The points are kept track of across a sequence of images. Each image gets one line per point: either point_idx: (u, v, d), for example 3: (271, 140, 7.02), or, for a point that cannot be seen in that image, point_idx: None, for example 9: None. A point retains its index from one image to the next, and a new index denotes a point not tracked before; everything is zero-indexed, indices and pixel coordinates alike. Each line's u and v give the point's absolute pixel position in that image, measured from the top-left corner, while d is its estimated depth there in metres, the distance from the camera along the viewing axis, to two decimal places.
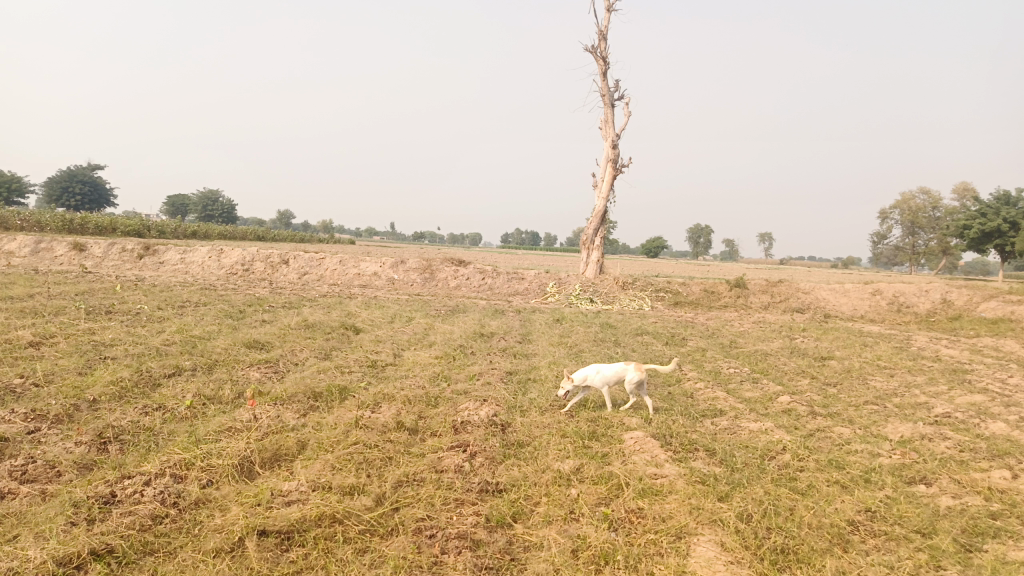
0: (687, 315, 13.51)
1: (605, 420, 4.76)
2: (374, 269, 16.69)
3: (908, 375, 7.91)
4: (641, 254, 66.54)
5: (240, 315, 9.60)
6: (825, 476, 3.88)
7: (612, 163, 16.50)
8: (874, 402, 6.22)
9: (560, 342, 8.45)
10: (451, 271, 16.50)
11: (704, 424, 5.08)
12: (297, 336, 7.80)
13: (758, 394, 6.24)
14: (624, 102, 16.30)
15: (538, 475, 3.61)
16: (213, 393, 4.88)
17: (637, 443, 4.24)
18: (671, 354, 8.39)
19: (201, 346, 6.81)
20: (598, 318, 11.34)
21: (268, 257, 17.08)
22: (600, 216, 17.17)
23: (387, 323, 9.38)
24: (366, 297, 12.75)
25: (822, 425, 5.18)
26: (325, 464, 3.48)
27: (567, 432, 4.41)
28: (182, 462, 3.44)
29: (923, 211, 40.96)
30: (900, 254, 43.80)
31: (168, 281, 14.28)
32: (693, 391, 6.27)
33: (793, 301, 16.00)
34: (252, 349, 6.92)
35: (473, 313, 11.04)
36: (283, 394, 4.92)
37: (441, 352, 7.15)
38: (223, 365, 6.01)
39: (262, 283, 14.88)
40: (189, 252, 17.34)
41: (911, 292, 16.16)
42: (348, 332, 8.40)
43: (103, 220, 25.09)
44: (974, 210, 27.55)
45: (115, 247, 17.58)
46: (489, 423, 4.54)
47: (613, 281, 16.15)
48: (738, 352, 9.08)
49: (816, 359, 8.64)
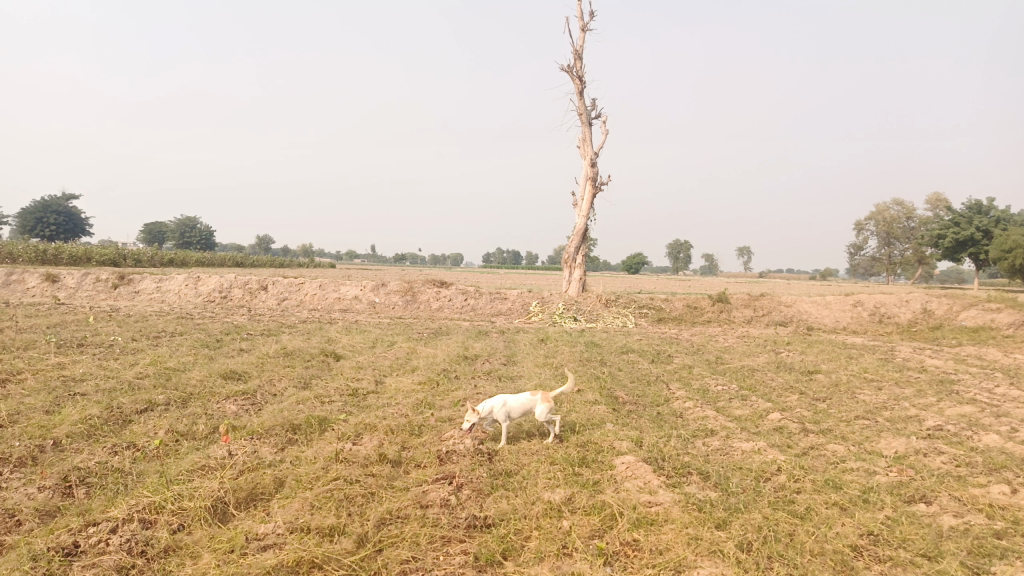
0: (672, 331, 13.44)
1: (594, 444, 4.63)
2: (355, 293, 16.48)
3: (896, 387, 7.86)
4: (622, 270, 66.73)
5: (217, 344, 9.37)
6: (823, 498, 3.77)
7: (591, 181, 16.49)
8: (864, 416, 6.14)
9: (545, 363, 8.31)
10: (432, 293, 16.34)
11: (695, 445, 4.96)
12: (276, 364, 7.60)
13: (748, 412, 6.13)
14: (602, 120, 16.36)
15: (528, 507, 3.46)
16: (186, 428, 4.68)
17: (629, 469, 4.11)
18: (657, 373, 8.29)
19: (176, 379, 6.60)
20: (583, 337, 11.23)
21: (246, 283, 16.83)
22: (580, 234, 17.13)
23: (369, 348, 9.19)
24: (347, 322, 12.55)
25: (815, 443, 5.08)
26: (303, 503, 3.30)
27: (556, 459, 4.27)
28: (152, 506, 3.26)
29: (898, 222, 41.50)
30: (877, 264, 44.27)
31: (144, 311, 13.98)
32: (682, 410, 6.15)
33: (776, 314, 16.01)
34: (229, 380, 6.72)
35: (456, 335, 10.88)
36: (260, 428, 4.73)
37: (425, 378, 6.99)
38: (198, 398, 5.81)
39: (241, 310, 14.61)
40: (165, 281, 17.04)
41: (892, 303, 16.23)
42: (328, 359, 8.21)
43: (77, 250, 24.67)
44: (948, 219, 27.91)
45: (89, 277, 17.23)
46: (474, 452, 4.38)
47: (596, 299, 16.08)
48: (724, 368, 8.99)
49: (803, 373, 8.58)
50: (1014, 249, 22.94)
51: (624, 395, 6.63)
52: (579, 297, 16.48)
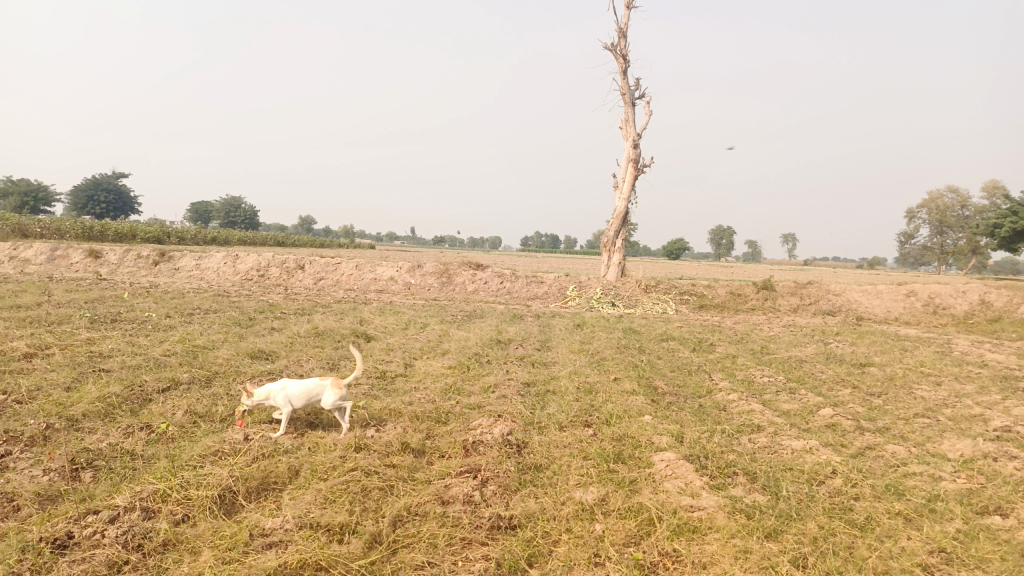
0: (713, 319, 12.99)
1: (632, 439, 4.32)
2: (391, 274, 16.35)
3: (956, 383, 7.36)
4: (661, 255, 65.82)
5: (249, 323, 9.27)
6: (885, 506, 3.42)
7: (633, 163, 16.01)
8: (924, 414, 5.70)
9: (581, 350, 7.99)
10: (469, 275, 16.11)
11: (740, 441, 4.62)
12: (305, 345, 7.43)
13: (797, 407, 5.74)
14: (645, 100, 15.85)
15: (557, 507, 3.18)
16: (204, 410, 4.51)
17: (670, 467, 3.80)
18: (699, 362, 7.91)
19: (203, 357, 6.47)
20: (621, 323, 10.88)
21: (284, 262, 16.82)
22: (621, 217, 16.69)
23: (400, 330, 9.00)
24: (381, 303, 12.40)
25: (872, 443, 4.69)
26: (315, 496, 3.08)
27: (590, 454, 3.98)
28: (157, 493, 3.06)
29: (951, 210, 39.96)
30: (929, 253, 42.74)
31: (182, 288, 14.06)
32: (726, 403, 5.80)
33: (823, 303, 15.40)
34: (257, 359, 6.56)
35: (490, 319, 10.64)
36: (280, 411, 4.53)
37: (455, 362, 6.74)
38: (223, 378, 5.65)
39: (277, 289, 14.57)
40: (204, 258, 17.11)
41: (947, 293, 15.48)
42: (358, 340, 8.03)
43: (123, 228, 25.07)
44: (1005, 208, 26.64)
45: (131, 254, 17.40)
46: (502, 443, 4.11)
47: (635, 284, 15.68)
48: (770, 358, 8.56)
49: (855, 366, 8.12)
50: None
51: (664, 384, 6.28)
52: (618, 282, 16.09)
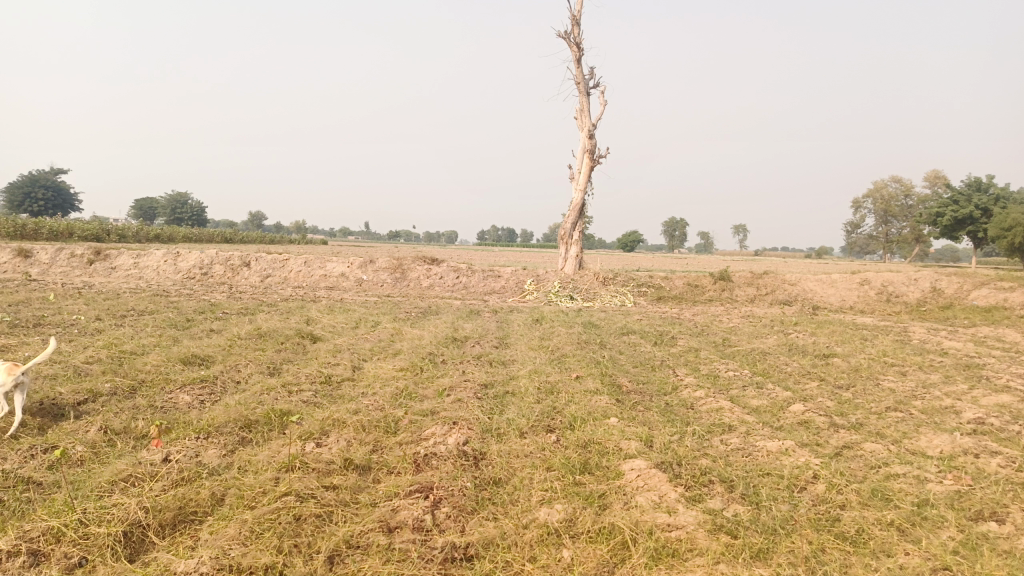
0: (672, 311, 12.80)
1: (598, 446, 3.98)
2: (342, 270, 15.78)
3: (921, 373, 7.22)
4: (616, 248, 66.08)
5: (186, 325, 8.68)
6: (874, 515, 3.14)
7: (589, 154, 15.73)
8: (895, 408, 5.50)
9: (540, 347, 7.63)
10: (423, 270, 15.66)
11: (711, 443, 4.33)
12: (245, 347, 6.92)
13: (767, 403, 5.49)
14: (599, 90, 15.59)
15: (519, 531, 2.82)
16: (121, 426, 4.01)
17: (642, 477, 3.47)
18: (661, 356, 7.63)
19: (129, 365, 5.91)
20: (580, 317, 10.59)
21: (228, 259, 16.09)
22: (577, 209, 16.41)
23: (350, 329, 8.53)
24: (331, 301, 11.87)
25: (849, 442, 4.44)
26: (238, 528, 2.66)
27: (554, 465, 3.63)
28: (48, 531, 2.61)
29: (896, 200, 40.88)
30: (874, 242, 43.68)
31: (118, 287, 13.30)
32: (693, 401, 5.51)
33: (779, 293, 15.38)
34: (190, 365, 6.04)
35: (446, 315, 10.24)
36: (208, 425, 4.06)
37: (407, 363, 6.32)
38: (149, 388, 5.15)
39: (222, 287, 13.91)
40: (142, 256, 16.27)
41: (899, 281, 15.61)
42: (304, 341, 7.53)
43: (58, 225, 23.86)
44: (946, 197, 27.22)
45: (63, 253, 16.44)
46: (457, 455, 3.74)
47: (593, 277, 15.45)
48: (733, 351, 8.34)
49: (819, 358, 7.95)
50: (1013, 227, 22.40)
51: (628, 382, 5.98)
52: (575, 274, 15.82)
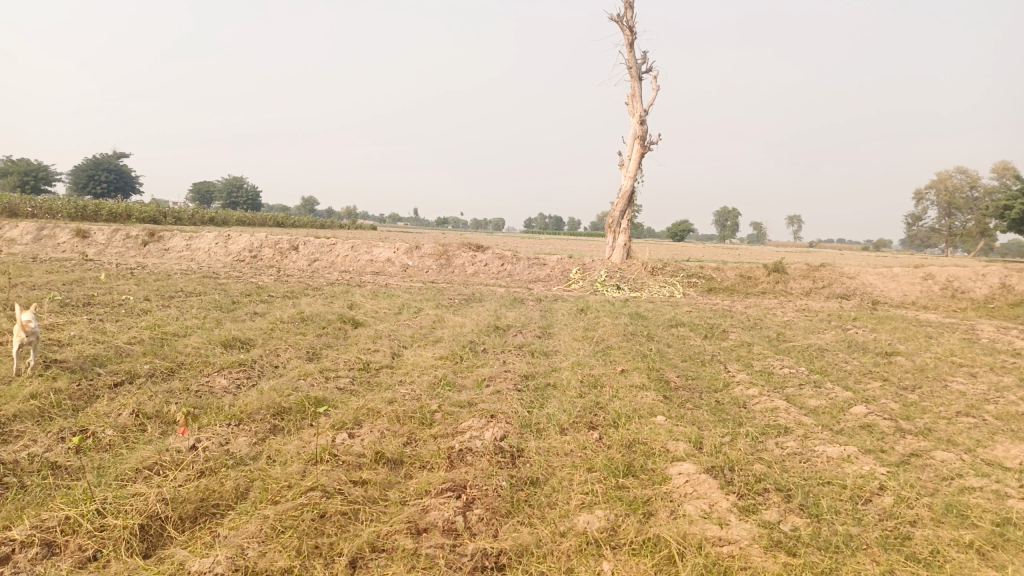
0: (723, 303, 12.39)
1: (643, 446, 3.75)
2: (387, 256, 15.76)
3: (993, 375, 6.75)
4: (665, 237, 65.07)
5: (231, 307, 8.70)
6: (949, 534, 2.84)
7: (639, 140, 15.34)
8: (967, 413, 5.09)
9: (585, 338, 7.39)
10: (468, 256, 15.53)
11: (766, 446, 4.05)
12: (286, 331, 6.87)
13: (825, 404, 5.15)
14: (651, 74, 15.17)
15: (556, 539, 2.62)
16: (154, 410, 3.94)
17: (691, 482, 3.24)
18: (711, 351, 7.31)
19: (170, 346, 5.89)
20: (627, 307, 10.30)
21: (277, 242, 16.23)
22: (626, 196, 16.04)
23: (392, 315, 8.42)
24: (376, 286, 11.82)
25: (917, 450, 4.10)
26: (259, 525, 2.53)
27: (596, 466, 3.42)
28: (64, 521, 2.52)
29: (960, 191, 39.14)
30: (937, 235, 41.93)
31: (169, 269, 13.49)
32: (746, 399, 5.21)
33: (836, 287, 14.78)
34: (230, 348, 5.99)
35: (489, 303, 10.09)
36: (240, 412, 3.97)
37: (447, 351, 6.16)
38: (187, 370, 5.11)
39: (270, 270, 14.02)
40: (194, 239, 16.53)
41: (965, 276, 14.83)
42: (345, 326, 7.45)
43: (117, 207, 24.49)
44: (1015, 189, 25.86)
45: (119, 234, 16.81)
46: (493, 452, 3.56)
47: (641, 267, 15.10)
48: (788, 346, 7.96)
49: (880, 356, 7.52)
50: None
51: (676, 377, 5.71)
52: (623, 264, 15.49)
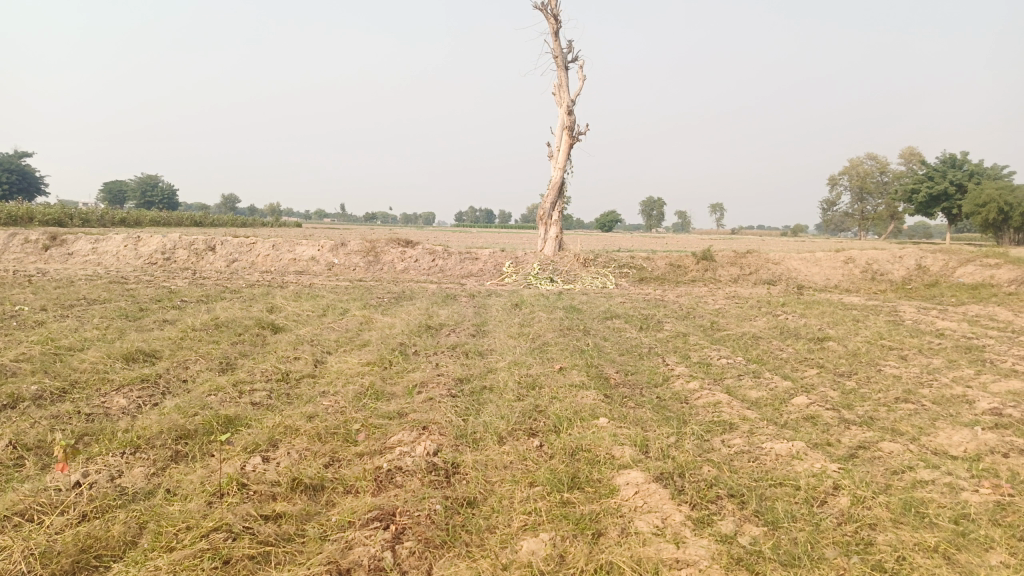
0: (655, 292, 12.36)
1: (587, 454, 3.49)
2: (312, 254, 15.14)
3: (922, 357, 6.83)
4: (594, 228, 65.68)
5: (138, 314, 8.05)
6: (912, 537, 2.69)
7: (568, 130, 15.17)
8: (906, 399, 5.06)
9: (520, 334, 7.13)
10: (397, 253, 15.07)
11: (713, 446, 3.87)
12: (198, 340, 6.34)
13: (767, 396, 5.04)
14: (578, 64, 15.01)
15: (497, 574, 2.33)
16: (35, 440, 3.46)
17: (642, 494, 3.00)
18: (649, 343, 7.16)
19: (64, 363, 5.31)
20: (562, 301, 10.09)
21: (192, 243, 15.37)
22: (556, 187, 15.88)
23: (316, 318, 7.96)
24: (299, 287, 11.26)
25: (864, 441, 4.00)
26: None
27: (539, 480, 3.15)
28: None
29: (871, 177, 40.83)
30: (851, 219, 43.63)
31: (73, 275, 12.54)
32: (687, 394, 5.04)
33: (763, 273, 15.01)
34: (133, 362, 5.45)
35: (420, 301, 9.72)
36: (137, 438, 3.52)
37: (374, 356, 5.77)
38: (80, 391, 4.58)
39: (185, 273, 13.23)
40: (101, 241, 15.49)
41: (884, 259, 15.30)
42: (263, 332, 6.95)
43: (17, 210, 22.82)
44: (921, 173, 27.01)
45: (16, 238, 15.57)
46: (426, 469, 3.24)
47: (573, 259, 14.98)
48: (723, 336, 7.89)
49: (814, 342, 7.53)
50: (987, 203, 22.29)
51: (615, 374, 5.50)
52: (555, 256, 15.33)
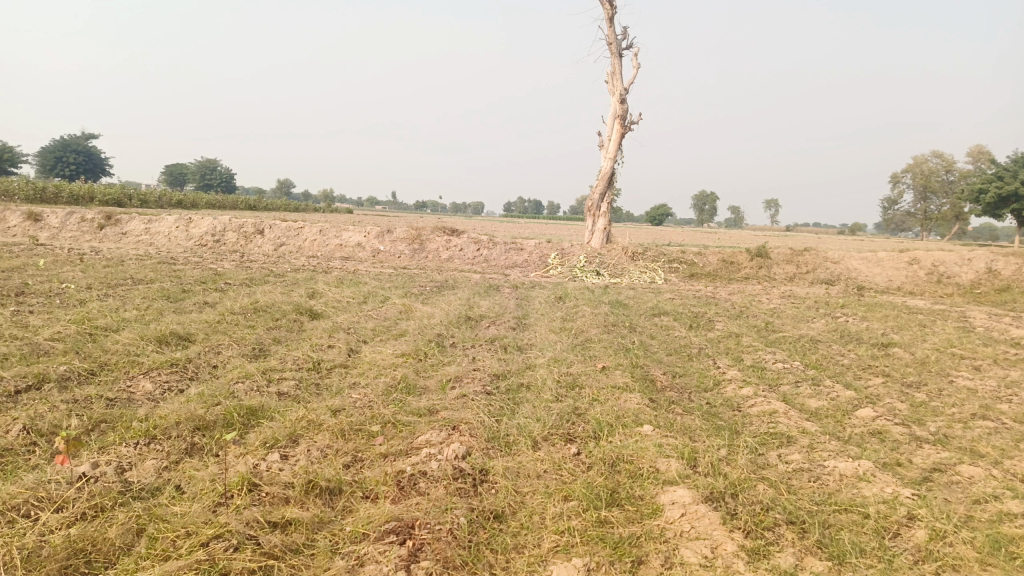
0: (705, 289, 11.91)
1: (628, 466, 3.20)
2: (357, 240, 15.06)
3: (999, 368, 6.30)
4: (644, 222, 64.73)
5: (180, 296, 8.01)
6: None
7: (620, 120, 14.74)
8: (984, 415, 4.60)
9: (563, 329, 6.84)
10: (442, 241, 14.89)
11: (769, 461, 3.52)
12: (234, 324, 6.23)
13: (827, 406, 4.64)
14: (633, 51, 14.56)
15: None
16: (50, 426, 3.32)
17: (689, 516, 2.69)
18: (699, 343, 6.79)
19: (96, 343, 5.23)
20: (608, 295, 9.75)
21: (241, 226, 15.47)
22: (607, 178, 15.47)
23: (355, 305, 7.81)
24: (342, 272, 11.15)
25: (939, 463, 3.59)
26: None
27: (574, 493, 2.87)
28: None
29: (936, 175, 39.13)
30: (913, 219, 41.92)
31: (124, 254, 12.69)
32: (740, 401, 4.68)
33: (821, 272, 14.36)
34: (165, 345, 5.34)
35: (462, 291, 9.50)
36: (154, 428, 3.36)
37: (409, 347, 5.54)
38: (107, 374, 4.47)
39: (232, 255, 13.29)
40: (154, 222, 15.71)
41: (951, 261, 14.47)
42: (301, 318, 6.81)
43: (78, 190, 23.44)
44: (990, 173, 25.67)
45: (73, 217, 15.89)
46: (452, 476, 2.99)
47: (621, 251, 14.58)
48: (779, 337, 7.45)
49: (878, 348, 7.04)
50: None
51: (662, 375, 5.17)
52: (602, 248, 14.95)
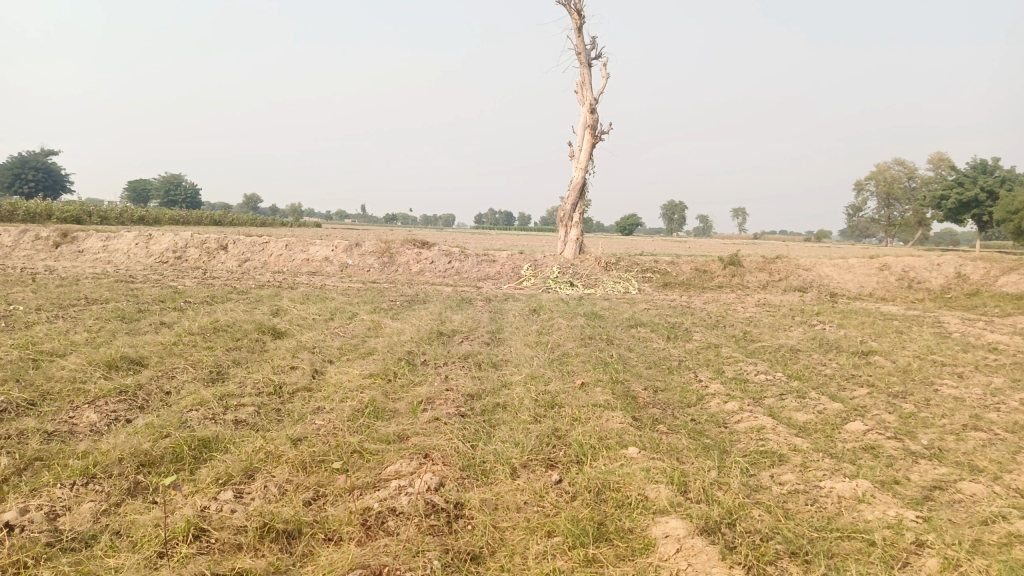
0: (680, 298, 11.80)
1: (615, 494, 2.96)
2: (325, 254, 14.70)
3: (981, 375, 6.20)
4: (615, 232, 64.97)
5: (136, 316, 7.62)
6: None
7: (590, 130, 14.63)
8: (975, 426, 4.45)
9: (538, 343, 6.61)
10: (412, 254, 14.60)
11: (763, 483, 3.32)
12: (192, 346, 5.89)
13: (816, 420, 4.46)
14: (602, 61, 14.47)
15: None
16: None
17: (685, 552, 2.46)
18: (678, 355, 6.60)
19: (39, 371, 4.86)
20: (583, 307, 9.55)
21: (204, 242, 15.01)
22: (578, 189, 15.33)
23: (321, 323, 7.49)
24: (309, 288, 10.81)
25: (939, 480, 3.41)
26: None
27: (559, 527, 2.63)
28: None
29: (899, 182, 39.81)
30: (877, 226, 42.56)
31: (80, 273, 12.19)
32: (726, 417, 4.48)
33: (793, 279, 14.34)
34: (115, 370, 4.99)
35: (433, 305, 9.23)
36: (94, 466, 3.04)
37: (378, 366, 5.25)
38: (47, 404, 4.11)
39: (195, 272, 12.85)
40: (112, 239, 15.19)
41: (921, 266, 14.56)
42: (263, 338, 6.49)
43: (36, 207, 22.74)
44: (951, 179, 26.10)
45: (27, 235, 15.29)
46: (424, 511, 2.73)
47: (594, 262, 14.42)
48: (758, 347, 7.30)
49: (859, 356, 6.93)
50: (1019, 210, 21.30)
51: (643, 391, 4.96)
52: (575, 259, 14.78)
